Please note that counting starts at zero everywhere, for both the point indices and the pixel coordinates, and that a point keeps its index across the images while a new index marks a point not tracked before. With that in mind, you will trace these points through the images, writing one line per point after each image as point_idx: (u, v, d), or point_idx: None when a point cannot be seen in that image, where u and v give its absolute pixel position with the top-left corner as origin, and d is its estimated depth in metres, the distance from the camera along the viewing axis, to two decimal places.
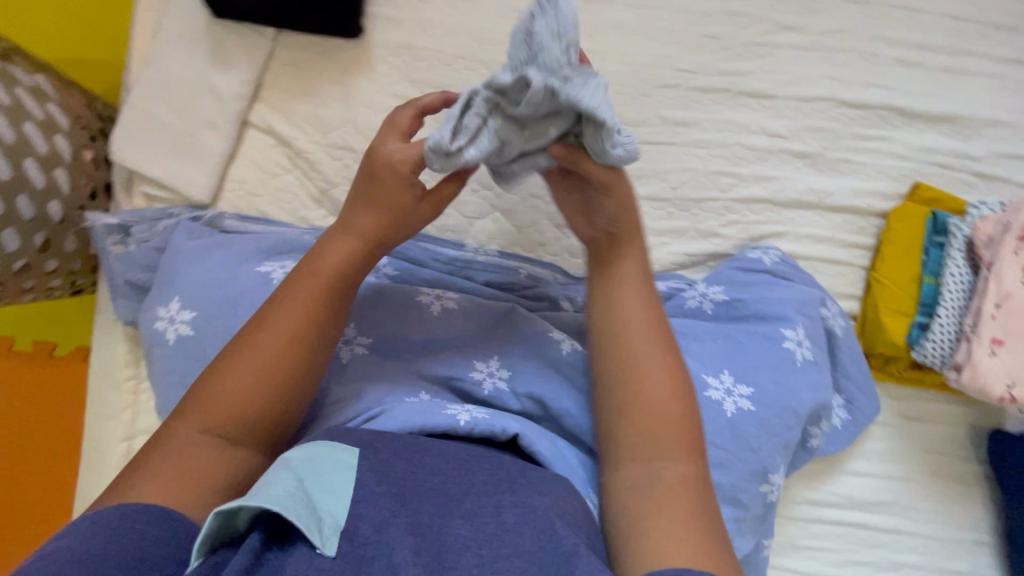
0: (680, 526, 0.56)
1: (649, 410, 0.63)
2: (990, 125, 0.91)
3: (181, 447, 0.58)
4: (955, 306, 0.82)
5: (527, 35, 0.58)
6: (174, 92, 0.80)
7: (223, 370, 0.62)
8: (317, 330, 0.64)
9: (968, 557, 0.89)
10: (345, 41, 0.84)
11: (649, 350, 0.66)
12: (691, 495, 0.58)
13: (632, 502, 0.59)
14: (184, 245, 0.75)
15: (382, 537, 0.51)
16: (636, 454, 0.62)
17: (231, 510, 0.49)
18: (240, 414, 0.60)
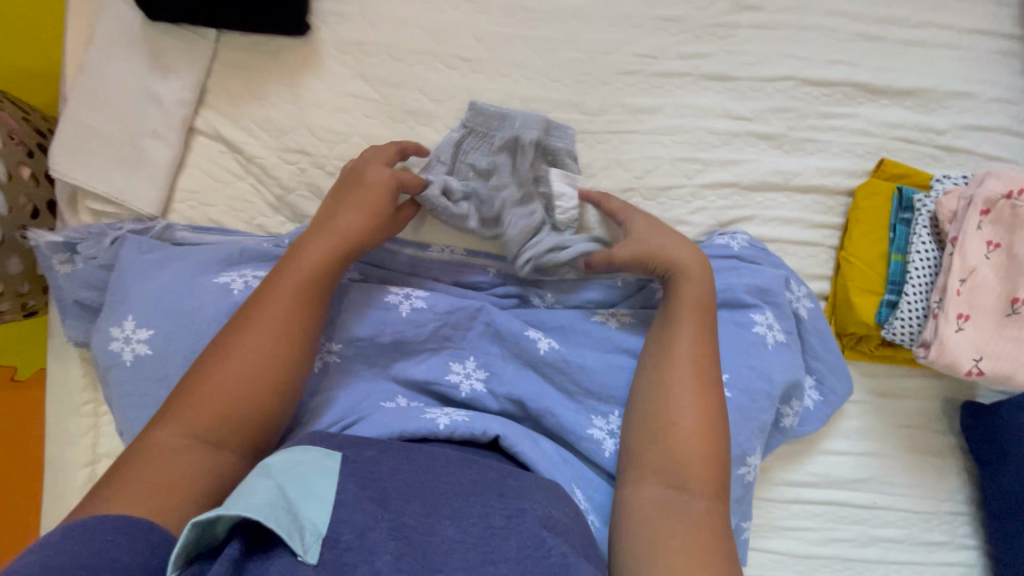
0: (696, 558, 0.55)
1: (684, 438, 0.63)
2: (954, 97, 0.90)
3: (161, 454, 0.54)
4: (921, 283, 0.82)
5: (513, 138, 0.79)
6: (114, 100, 0.77)
7: (208, 371, 0.59)
8: (309, 337, 0.64)
9: (944, 526, 0.91)
10: (292, 40, 0.81)
11: (691, 379, 0.66)
12: (714, 528, 0.58)
13: (653, 521, 0.59)
14: (136, 260, 0.71)
15: (366, 545, 0.49)
16: (663, 478, 0.62)
17: (210, 520, 0.46)
18: (229, 418, 0.58)
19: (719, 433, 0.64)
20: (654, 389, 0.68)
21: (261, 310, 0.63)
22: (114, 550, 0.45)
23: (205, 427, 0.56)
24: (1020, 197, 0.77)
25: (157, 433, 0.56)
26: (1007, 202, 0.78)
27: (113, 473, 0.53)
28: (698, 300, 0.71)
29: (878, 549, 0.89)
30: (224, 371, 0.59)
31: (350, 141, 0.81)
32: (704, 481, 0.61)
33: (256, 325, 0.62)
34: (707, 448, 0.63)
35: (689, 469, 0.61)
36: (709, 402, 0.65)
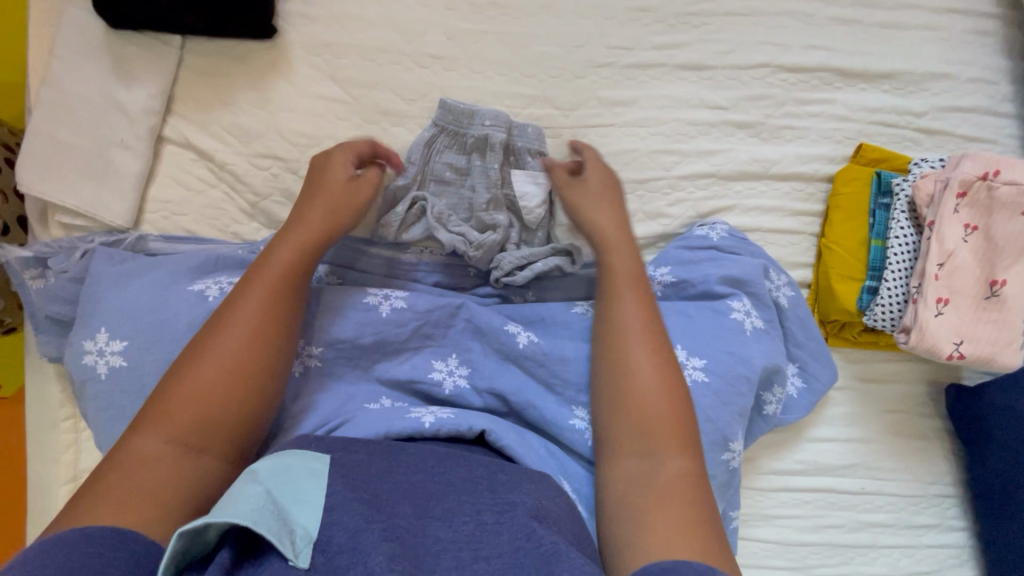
0: (673, 523, 0.53)
1: (644, 407, 0.61)
2: (932, 78, 0.90)
3: (140, 464, 0.52)
4: (900, 268, 0.81)
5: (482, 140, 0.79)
6: (79, 111, 0.76)
7: (185, 373, 0.57)
8: (282, 329, 0.62)
9: (933, 509, 0.91)
10: (259, 44, 0.80)
11: (642, 346, 0.65)
12: (691, 492, 0.56)
13: (627, 498, 0.57)
14: (107, 271, 0.70)
15: (358, 546, 0.48)
16: (632, 452, 0.60)
17: (197, 529, 0.45)
18: (210, 421, 0.55)
19: (679, 395, 0.62)
20: (611, 363, 0.66)
21: (234, 309, 0.61)
22: (107, 559, 0.44)
23: (183, 432, 0.54)
24: (995, 178, 0.77)
25: (133, 442, 0.53)
26: (982, 183, 0.78)
27: (91, 489, 0.50)
28: (631, 267, 0.71)
29: (867, 534, 0.89)
30: (199, 372, 0.57)
31: (322, 144, 0.80)
32: (670, 442, 0.59)
33: (229, 323, 0.60)
34: (668, 411, 0.61)
35: (655, 435, 0.60)
36: (665, 367, 0.64)
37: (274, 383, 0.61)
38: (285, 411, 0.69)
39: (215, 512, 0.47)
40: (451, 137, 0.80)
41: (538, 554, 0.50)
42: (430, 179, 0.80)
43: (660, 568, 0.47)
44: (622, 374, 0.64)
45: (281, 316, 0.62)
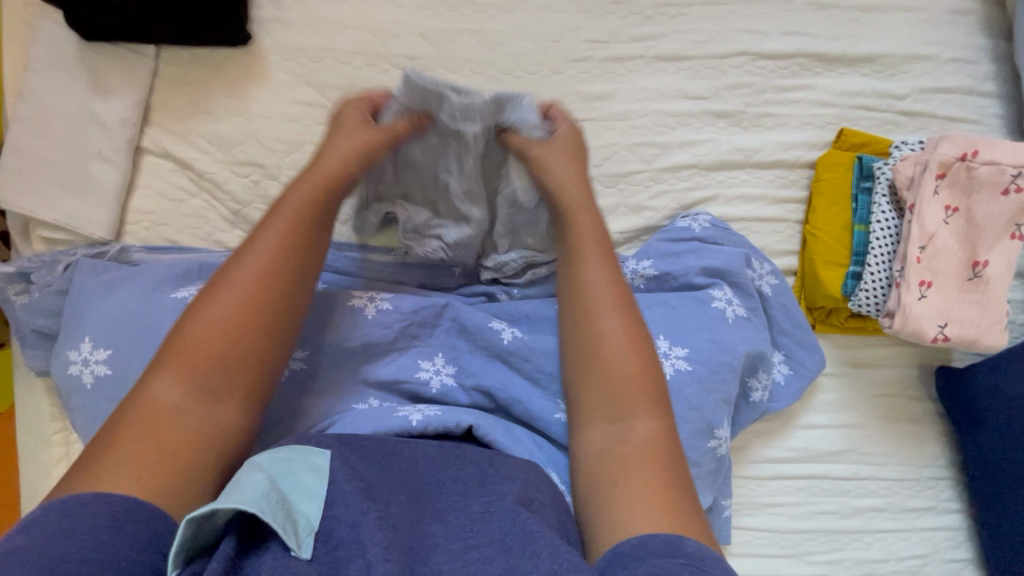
0: (643, 490, 0.53)
1: (613, 365, 0.61)
2: (912, 61, 0.89)
3: (158, 411, 0.51)
4: (883, 252, 0.81)
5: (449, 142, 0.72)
6: (57, 125, 0.76)
7: (195, 319, 0.55)
8: (302, 273, 0.61)
9: (927, 492, 0.91)
10: (234, 50, 0.80)
11: (607, 306, 0.65)
12: (660, 452, 0.56)
13: (597, 467, 0.57)
14: (90, 282, 0.70)
15: (358, 536, 0.48)
16: (603, 413, 0.60)
17: (205, 516, 0.44)
18: (228, 367, 0.54)
19: (649, 357, 0.62)
20: (581, 331, 0.65)
21: (246, 257, 0.60)
22: (126, 540, 0.43)
23: (200, 377, 0.53)
24: (973, 159, 0.77)
25: (150, 387, 0.52)
26: (961, 164, 0.77)
27: (110, 433, 0.49)
28: (594, 233, 0.70)
29: (862, 519, 0.89)
30: (212, 317, 0.55)
31: (302, 149, 0.80)
32: (641, 406, 0.59)
33: (242, 268, 0.59)
34: (637, 376, 0.61)
35: (624, 401, 0.59)
36: (632, 325, 0.64)
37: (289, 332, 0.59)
38: (272, 414, 0.69)
39: (221, 498, 0.46)
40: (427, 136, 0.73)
41: (524, 539, 0.49)
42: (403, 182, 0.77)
43: (631, 547, 0.48)
44: (586, 335, 0.64)
45: (294, 264, 0.60)
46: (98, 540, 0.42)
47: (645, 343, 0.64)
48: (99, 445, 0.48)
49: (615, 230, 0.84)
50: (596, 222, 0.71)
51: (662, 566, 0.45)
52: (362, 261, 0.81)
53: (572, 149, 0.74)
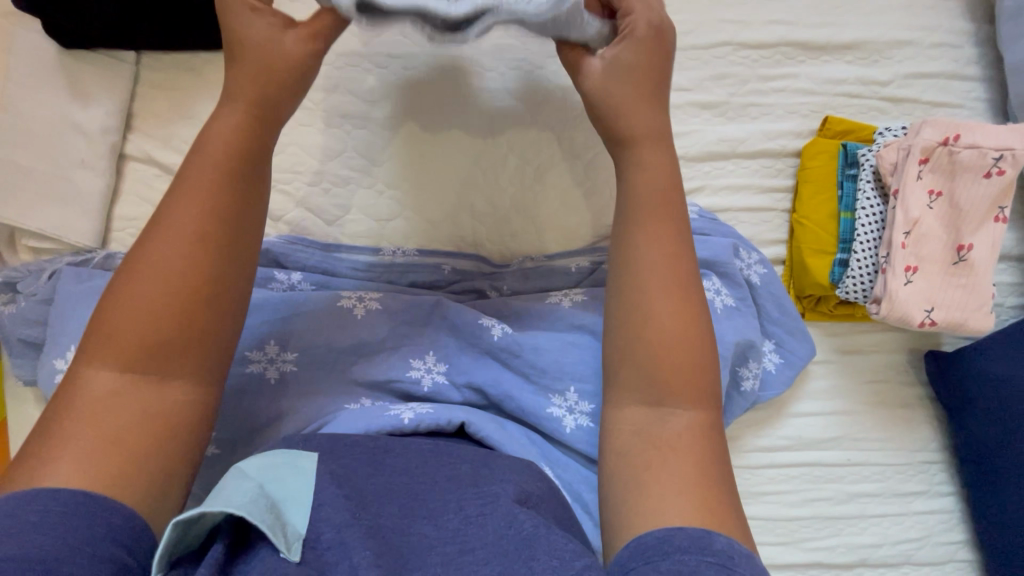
0: (676, 482, 0.51)
1: (664, 341, 0.56)
2: (895, 46, 0.89)
3: (97, 398, 0.49)
4: (869, 239, 0.81)
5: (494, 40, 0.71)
6: (38, 133, 0.76)
7: (125, 295, 0.51)
8: (229, 230, 0.55)
9: (920, 476, 0.91)
10: (215, 53, 0.80)
11: (664, 271, 0.58)
12: (699, 445, 0.53)
13: (632, 448, 0.54)
14: (74, 290, 0.70)
15: (345, 540, 0.49)
16: (646, 392, 0.55)
17: (194, 517, 0.45)
18: (167, 344, 0.51)
19: (699, 330, 0.57)
20: (625, 287, 0.59)
21: (172, 219, 0.53)
22: (80, 535, 0.42)
23: (138, 359, 0.50)
24: (955, 143, 0.77)
25: (89, 373, 0.50)
26: (944, 149, 0.78)
27: (55, 424, 0.48)
28: (659, 185, 0.61)
29: (856, 505, 0.89)
30: (141, 293, 0.51)
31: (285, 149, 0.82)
32: (688, 394, 0.55)
33: (170, 233, 0.53)
34: (685, 349, 0.56)
35: (667, 383, 0.55)
36: (687, 299, 0.58)
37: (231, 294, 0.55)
38: (263, 417, 0.69)
39: (208, 502, 0.47)
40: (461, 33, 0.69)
41: (522, 546, 0.49)
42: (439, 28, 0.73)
43: (655, 540, 0.46)
44: (639, 297, 0.58)
45: (227, 225, 0.55)
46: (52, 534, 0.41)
47: (697, 322, 0.58)
48: (45, 438, 0.47)
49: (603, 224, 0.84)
50: (663, 168, 0.62)
51: (689, 564, 0.43)
52: (350, 261, 0.81)
53: (646, 79, 0.63)
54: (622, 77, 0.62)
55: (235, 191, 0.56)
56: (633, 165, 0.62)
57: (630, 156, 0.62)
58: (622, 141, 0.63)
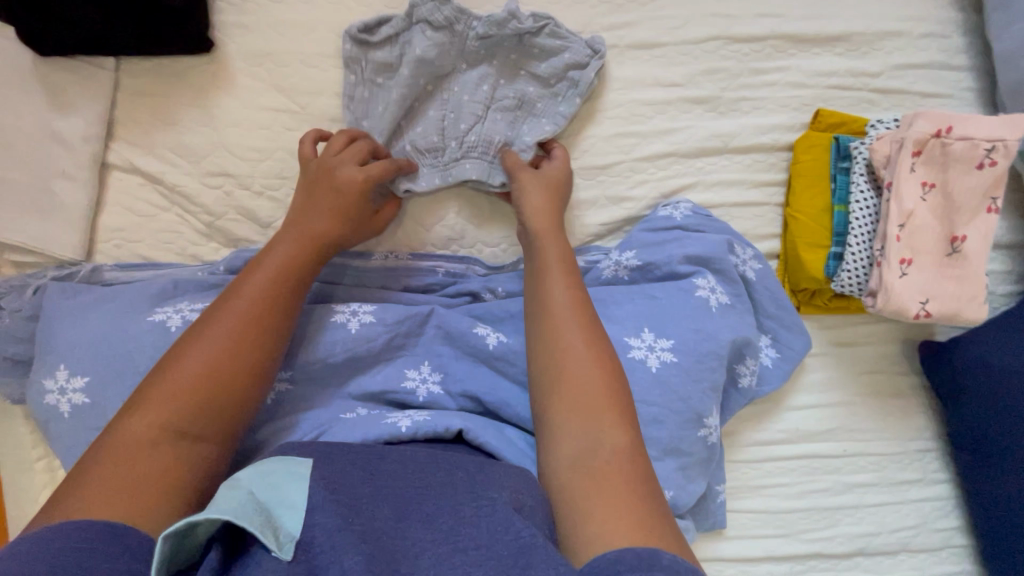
0: (611, 504, 0.52)
1: (583, 384, 0.61)
2: (884, 37, 0.89)
3: (130, 447, 0.51)
4: (863, 232, 0.82)
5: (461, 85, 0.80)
6: (13, 144, 0.73)
7: (177, 358, 0.57)
8: (272, 309, 0.62)
9: (916, 464, 0.92)
10: (197, 58, 0.78)
11: (573, 328, 0.64)
12: (631, 468, 0.55)
13: (571, 481, 0.56)
14: (60, 307, 0.69)
15: (337, 546, 0.47)
16: (569, 431, 0.59)
17: (183, 529, 0.45)
18: (206, 403, 0.55)
19: (610, 371, 0.62)
20: (543, 344, 0.65)
21: (229, 298, 0.61)
22: (97, 553, 0.43)
23: (178, 412, 0.54)
24: (948, 134, 0.77)
25: (130, 422, 0.52)
26: (936, 141, 0.77)
27: (88, 465, 0.50)
28: (561, 257, 0.71)
29: (854, 495, 0.90)
30: (193, 354, 0.57)
31: (274, 156, 0.78)
32: (608, 421, 0.58)
33: (224, 308, 0.61)
34: (600, 386, 0.60)
35: (587, 416, 0.59)
36: (599, 344, 0.64)
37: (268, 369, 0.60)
38: (258, 434, 0.68)
39: (202, 512, 0.47)
40: (440, 54, 0.78)
41: (519, 553, 0.48)
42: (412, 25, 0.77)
43: (608, 561, 0.46)
44: (552, 354, 0.63)
45: (274, 303, 0.62)
46: (63, 556, 0.41)
47: (612, 366, 0.63)
48: (77, 479, 0.49)
49: (597, 223, 0.84)
50: (562, 247, 0.72)
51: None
52: (343, 271, 0.80)
53: (547, 181, 0.76)
54: (526, 180, 0.76)
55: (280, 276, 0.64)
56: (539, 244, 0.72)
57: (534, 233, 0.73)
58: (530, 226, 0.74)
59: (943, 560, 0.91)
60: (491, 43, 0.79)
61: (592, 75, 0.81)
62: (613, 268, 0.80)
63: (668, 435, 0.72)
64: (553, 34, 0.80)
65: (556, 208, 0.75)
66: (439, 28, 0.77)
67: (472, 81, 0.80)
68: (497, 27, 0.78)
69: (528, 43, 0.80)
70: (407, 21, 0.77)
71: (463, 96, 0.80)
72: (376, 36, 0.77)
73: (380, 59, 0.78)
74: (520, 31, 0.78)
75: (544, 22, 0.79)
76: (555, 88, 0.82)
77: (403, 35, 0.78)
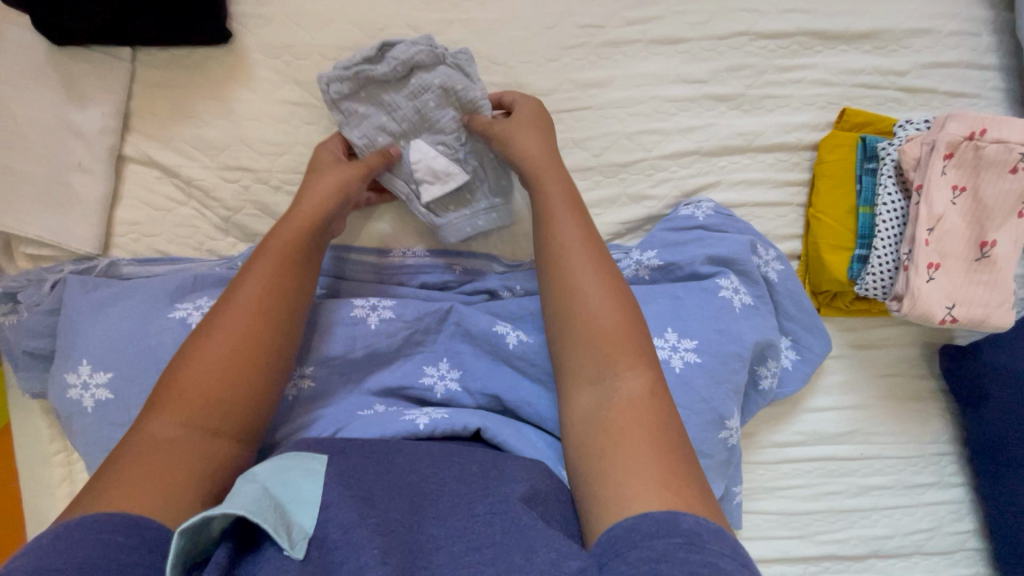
0: (632, 452, 0.51)
1: (607, 320, 0.60)
2: (912, 35, 0.87)
3: (156, 445, 0.51)
4: (890, 235, 0.81)
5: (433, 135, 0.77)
6: (25, 136, 0.72)
7: (199, 346, 0.57)
8: (289, 294, 0.62)
9: (931, 467, 0.92)
10: (215, 49, 0.76)
11: (585, 273, 0.63)
12: (651, 410, 0.54)
13: (591, 431, 0.55)
14: (80, 301, 0.68)
15: (354, 540, 0.47)
16: (590, 375, 0.58)
17: (199, 525, 0.43)
18: (230, 394, 0.55)
19: (633, 315, 0.61)
20: (556, 288, 0.64)
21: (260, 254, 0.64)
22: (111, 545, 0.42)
23: (197, 414, 0.53)
24: (981, 137, 0.76)
25: (151, 421, 0.52)
26: (969, 143, 0.76)
27: (111, 464, 0.49)
28: (566, 193, 0.69)
29: (868, 497, 0.90)
30: (209, 352, 0.56)
31: (292, 150, 0.77)
32: (626, 362, 0.57)
33: (257, 264, 0.63)
34: (621, 326, 0.60)
35: (604, 348, 0.58)
36: (615, 285, 0.63)
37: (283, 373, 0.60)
38: (274, 434, 0.67)
39: (216, 506, 0.45)
40: (410, 104, 0.75)
41: (522, 537, 0.48)
42: (368, 78, 0.73)
43: (624, 531, 0.45)
44: (566, 297, 0.62)
45: (291, 289, 0.63)
46: (82, 547, 0.41)
47: (631, 311, 0.61)
48: (103, 480, 0.48)
49: (617, 221, 0.83)
50: (565, 183, 0.70)
51: (656, 549, 0.43)
52: (363, 270, 0.79)
53: (539, 119, 0.74)
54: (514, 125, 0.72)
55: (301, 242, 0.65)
56: (540, 189, 0.69)
57: (537, 175, 0.70)
58: (526, 167, 0.71)
59: (956, 562, 0.91)
60: (448, 84, 0.75)
61: (469, 83, 0.75)
62: (633, 268, 0.79)
63: (690, 436, 0.72)
64: (460, 58, 0.75)
65: (554, 149, 0.72)
66: (400, 73, 0.74)
67: (458, 117, 0.76)
68: (445, 73, 0.75)
69: (463, 79, 0.75)
70: (361, 81, 0.73)
71: (461, 138, 0.77)
72: (341, 82, 0.73)
73: (352, 114, 0.75)
74: (452, 68, 0.75)
75: (460, 54, 0.75)
76: (449, 98, 0.75)
77: (365, 85, 0.74)
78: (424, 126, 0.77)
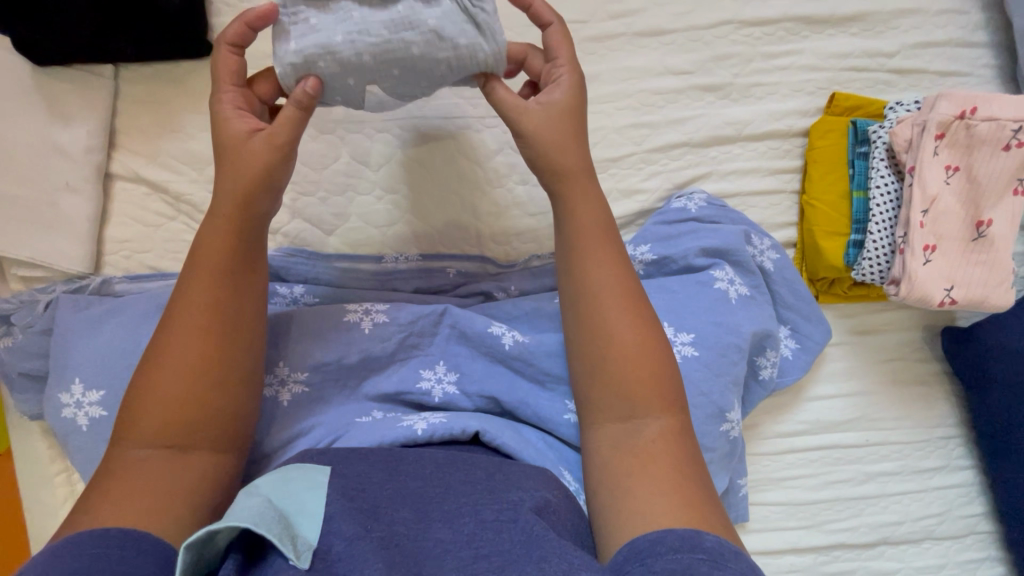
0: (654, 492, 0.52)
1: (631, 357, 0.59)
2: (900, 15, 0.86)
3: (137, 470, 0.50)
4: (885, 218, 0.80)
5: (401, 83, 0.60)
6: (14, 159, 0.72)
7: (156, 369, 0.54)
8: (234, 300, 0.58)
9: (938, 451, 0.91)
10: (198, 62, 0.76)
11: (615, 309, 0.61)
12: (673, 450, 0.55)
13: (613, 465, 0.56)
14: (72, 320, 0.68)
15: (357, 554, 0.47)
16: (614, 411, 0.58)
17: (203, 538, 0.44)
18: (194, 415, 0.53)
19: (659, 349, 0.60)
20: (582, 317, 0.62)
21: (198, 260, 0.58)
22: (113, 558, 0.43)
23: (163, 435, 0.52)
24: (972, 116, 0.75)
25: (127, 447, 0.52)
26: (960, 123, 0.75)
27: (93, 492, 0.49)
28: (592, 214, 0.64)
29: (876, 484, 0.89)
30: (166, 373, 0.54)
31: None
32: (655, 402, 0.57)
33: (200, 276, 0.57)
34: (646, 359, 0.59)
35: (626, 387, 0.58)
36: (643, 315, 0.61)
37: (251, 383, 0.58)
38: (267, 443, 0.66)
39: (220, 520, 0.45)
40: (381, 43, 0.57)
41: (533, 545, 0.48)
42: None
43: (647, 543, 0.47)
44: (592, 332, 0.61)
45: (239, 297, 0.58)
46: (84, 559, 0.42)
47: (656, 344, 0.60)
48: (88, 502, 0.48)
49: None
50: (594, 200, 0.64)
51: (682, 562, 0.44)
52: (355, 275, 0.79)
53: (574, 127, 0.64)
54: (541, 124, 0.63)
55: (242, 240, 0.59)
56: (570, 212, 0.64)
57: (564, 195, 0.64)
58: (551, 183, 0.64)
59: (968, 547, 0.90)
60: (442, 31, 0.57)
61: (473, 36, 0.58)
62: None
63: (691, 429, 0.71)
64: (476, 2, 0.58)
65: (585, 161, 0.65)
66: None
67: (445, 71, 0.59)
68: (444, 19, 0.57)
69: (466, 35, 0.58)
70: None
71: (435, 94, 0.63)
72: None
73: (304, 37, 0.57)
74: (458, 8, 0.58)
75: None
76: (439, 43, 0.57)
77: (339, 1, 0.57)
78: (388, 71, 0.58)
